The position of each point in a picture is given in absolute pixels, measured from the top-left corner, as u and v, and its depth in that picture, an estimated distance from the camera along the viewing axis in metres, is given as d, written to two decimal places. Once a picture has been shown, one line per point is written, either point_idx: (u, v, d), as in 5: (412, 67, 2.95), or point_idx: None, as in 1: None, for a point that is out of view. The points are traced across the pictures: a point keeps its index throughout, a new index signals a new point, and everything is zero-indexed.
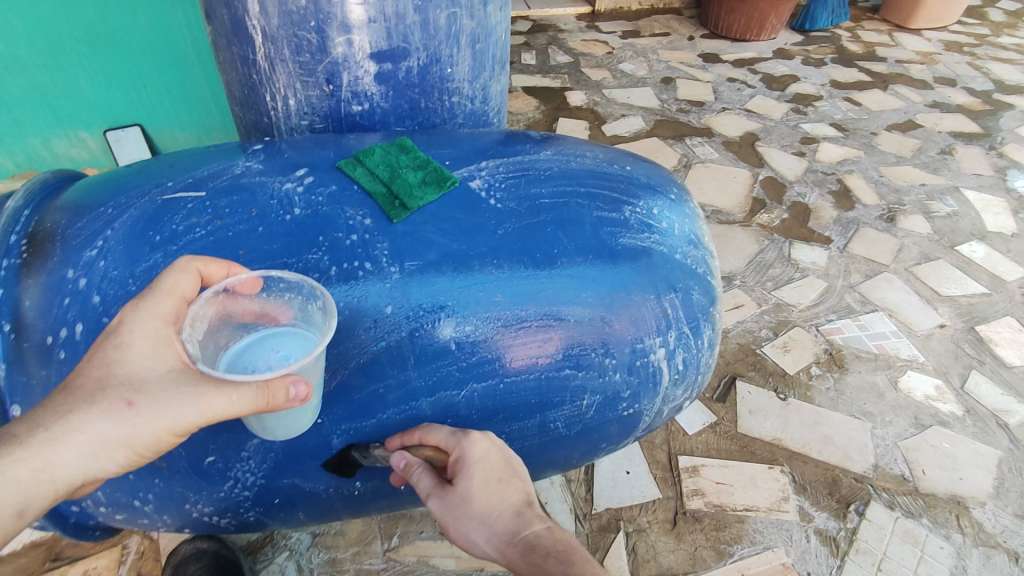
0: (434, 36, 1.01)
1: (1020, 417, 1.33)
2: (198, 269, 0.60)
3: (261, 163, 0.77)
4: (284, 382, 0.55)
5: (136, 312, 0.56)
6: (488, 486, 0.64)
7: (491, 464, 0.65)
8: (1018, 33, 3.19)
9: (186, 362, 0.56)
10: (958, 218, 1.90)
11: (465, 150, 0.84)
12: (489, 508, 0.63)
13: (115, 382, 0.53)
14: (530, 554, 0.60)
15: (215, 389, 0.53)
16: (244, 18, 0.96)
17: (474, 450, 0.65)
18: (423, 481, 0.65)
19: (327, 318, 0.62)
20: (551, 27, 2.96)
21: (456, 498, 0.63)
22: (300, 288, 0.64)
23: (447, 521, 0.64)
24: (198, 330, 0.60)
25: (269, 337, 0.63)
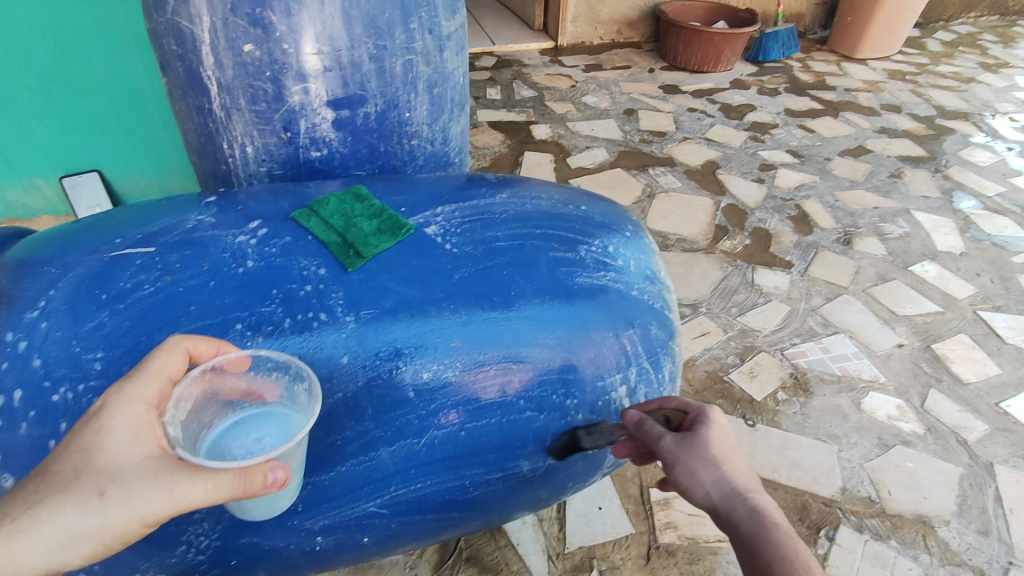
0: (391, 83, 1.03)
1: (978, 433, 1.36)
2: (188, 349, 0.61)
3: (214, 216, 0.76)
4: (262, 468, 0.55)
5: (120, 395, 0.56)
6: (722, 441, 0.69)
7: (724, 432, 0.70)
8: (956, 60, 3.37)
9: (163, 447, 0.56)
10: (910, 239, 1.97)
11: (420, 196, 0.85)
12: (721, 462, 0.67)
13: (91, 469, 0.53)
14: (756, 517, 0.63)
15: (191, 475, 0.54)
16: (199, 69, 0.97)
17: (716, 416, 0.71)
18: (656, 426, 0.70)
19: (312, 402, 0.64)
20: (516, 62, 3.03)
21: (696, 442, 0.68)
22: (287, 368, 0.65)
23: (676, 459, 0.67)
24: (181, 411, 0.61)
25: (253, 421, 0.65)
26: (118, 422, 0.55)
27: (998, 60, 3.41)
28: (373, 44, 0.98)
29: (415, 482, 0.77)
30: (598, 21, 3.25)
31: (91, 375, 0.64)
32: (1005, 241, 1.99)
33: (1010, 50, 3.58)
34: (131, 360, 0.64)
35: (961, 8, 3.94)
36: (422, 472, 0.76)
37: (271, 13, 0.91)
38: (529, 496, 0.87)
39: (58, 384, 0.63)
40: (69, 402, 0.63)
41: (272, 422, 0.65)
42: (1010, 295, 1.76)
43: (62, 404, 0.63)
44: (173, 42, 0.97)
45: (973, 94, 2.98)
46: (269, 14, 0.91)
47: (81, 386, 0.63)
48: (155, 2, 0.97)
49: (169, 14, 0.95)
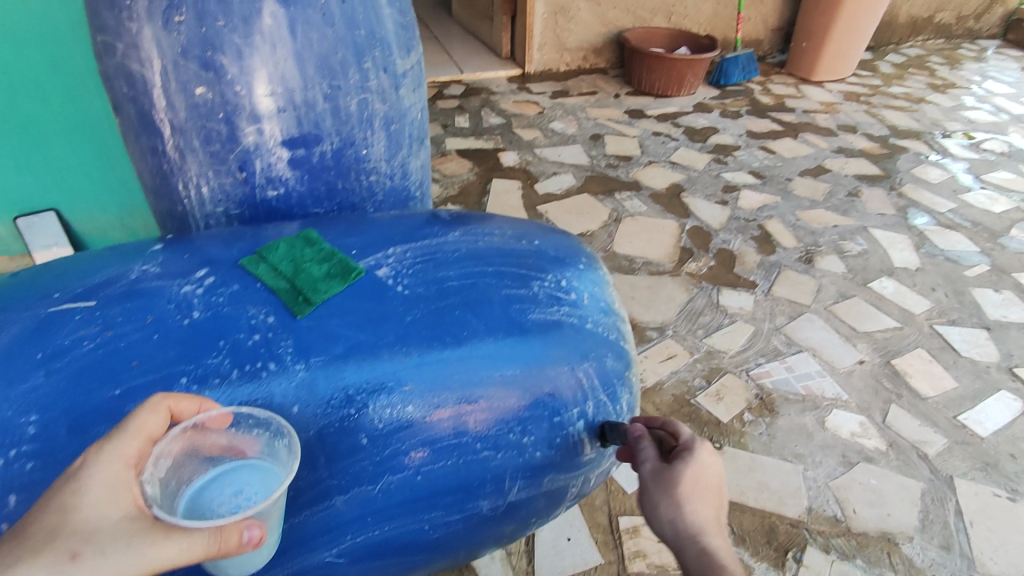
0: (347, 122, 1.04)
1: (938, 447, 1.39)
2: (169, 407, 0.60)
3: (160, 265, 0.77)
4: (238, 526, 0.54)
5: (99, 455, 0.54)
6: (697, 485, 0.70)
7: (707, 474, 0.71)
8: (907, 81, 3.52)
9: (140, 507, 0.54)
10: (868, 256, 2.02)
11: (372, 238, 0.86)
12: (690, 507, 0.69)
13: (66, 531, 0.50)
14: (701, 561, 0.67)
15: (165, 536, 0.52)
16: (151, 112, 0.96)
17: (703, 459, 0.71)
18: (648, 450, 0.74)
19: (291, 458, 0.63)
20: (484, 90, 3.08)
21: (670, 479, 0.70)
22: (268, 425, 0.65)
23: (649, 490, 0.71)
24: (160, 469, 0.60)
25: (235, 476, 0.64)
26: (96, 481, 0.53)
27: (946, 80, 3.57)
28: (327, 85, 0.99)
29: (373, 528, 0.76)
30: (563, 49, 3.32)
31: (25, 438, 0.63)
32: (958, 256, 2.05)
33: (957, 71, 3.74)
34: (68, 420, 0.63)
35: (908, 32, 4.13)
36: (379, 517, 0.75)
37: (222, 56, 0.92)
38: (492, 534, 0.86)
39: None
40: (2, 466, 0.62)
41: (254, 478, 0.64)
42: (965, 308, 1.82)
43: None
44: (125, 85, 0.97)
45: (924, 114, 3.10)
46: (220, 57, 0.92)
47: (14, 451, 0.62)
48: (105, 45, 0.96)
49: (119, 57, 0.95)
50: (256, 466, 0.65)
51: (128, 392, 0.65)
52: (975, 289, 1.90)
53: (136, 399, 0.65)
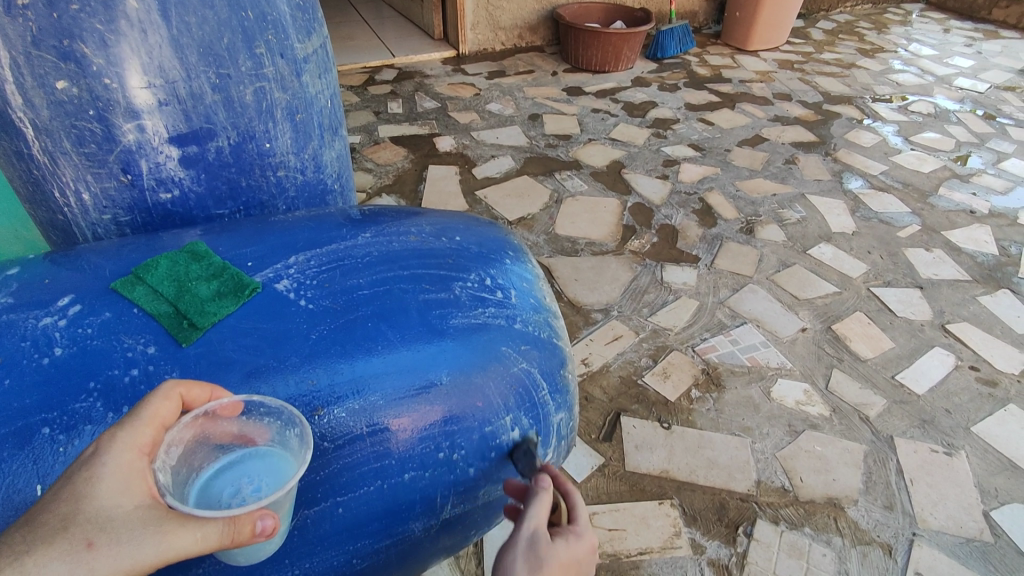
0: (243, 114, 0.95)
1: (878, 408, 1.41)
2: (182, 394, 0.56)
3: (13, 294, 0.67)
4: (250, 517, 0.51)
5: (111, 442, 0.51)
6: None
7: (579, 568, 0.67)
8: (838, 48, 3.57)
9: (154, 496, 0.51)
10: (807, 223, 2.04)
11: (270, 246, 0.78)
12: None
13: (81, 519, 0.47)
14: None
15: (180, 525, 0.49)
16: (8, 111, 0.85)
17: (582, 549, 0.68)
18: (541, 513, 0.66)
19: (305, 446, 0.59)
20: (417, 73, 2.96)
21: (548, 556, 0.64)
22: (280, 414, 0.61)
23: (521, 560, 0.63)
24: (173, 456, 0.56)
25: (244, 468, 0.59)
26: (109, 470, 0.50)
27: (874, 45, 3.64)
28: (214, 73, 0.89)
29: (292, 568, 0.70)
30: (498, 27, 3.23)
31: None
32: (891, 217, 2.10)
33: (884, 35, 3.83)
34: None
35: None
36: (298, 556, 0.69)
37: (82, 45, 0.81)
38: (429, 552, 0.81)
39: None
40: None
41: (266, 469, 0.59)
42: (899, 269, 1.86)
43: None
44: None
45: (853, 79, 3.16)
46: (80, 46, 0.81)
47: None
48: None
49: None
50: (267, 455, 0.60)
51: None
52: (909, 249, 1.95)
53: None
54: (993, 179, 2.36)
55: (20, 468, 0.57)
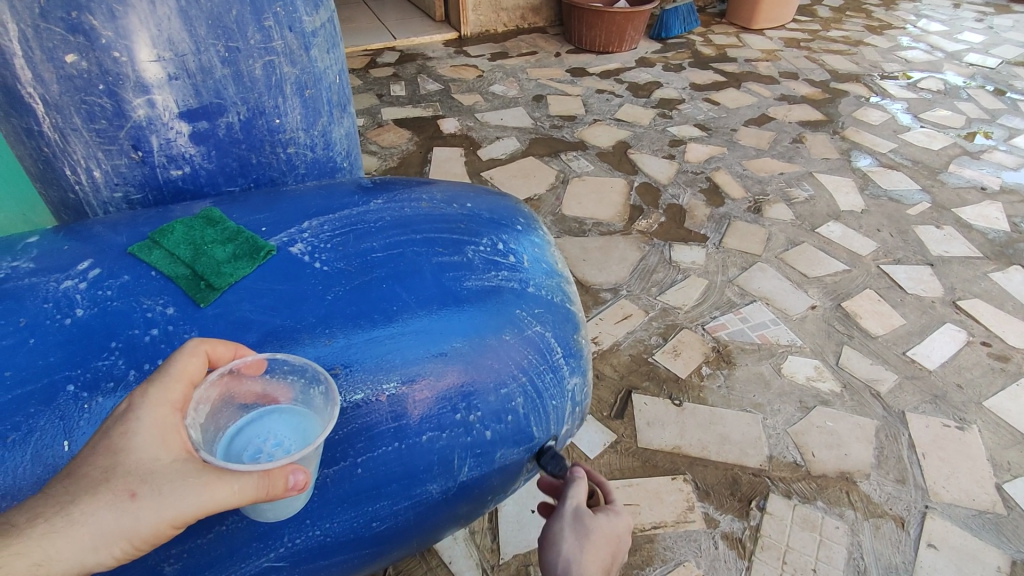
0: (252, 88, 0.94)
1: (889, 384, 1.41)
2: (208, 352, 0.57)
3: (34, 260, 0.67)
4: (284, 471, 0.52)
5: (144, 398, 0.52)
6: (602, 543, 0.74)
7: (614, 540, 0.76)
8: (844, 25, 3.53)
9: (189, 450, 0.52)
10: (815, 201, 2.03)
11: (283, 213, 0.77)
12: (589, 560, 0.73)
13: (121, 471, 0.49)
14: None
15: (219, 477, 0.50)
16: (16, 86, 0.84)
17: (619, 523, 0.77)
18: (578, 492, 0.77)
19: (330, 405, 0.59)
20: (419, 56, 2.93)
21: (584, 525, 0.74)
22: (304, 372, 0.61)
23: (561, 527, 0.75)
24: (200, 414, 0.56)
25: (268, 426, 0.59)
26: (144, 425, 0.51)
27: (881, 22, 3.59)
28: (223, 46, 0.88)
29: (311, 529, 0.69)
30: (500, 9, 3.19)
31: None
32: (901, 195, 2.08)
33: (891, 12, 3.78)
34: None
35: None
36: (318, 517, 0.69)
37: (90, 16, 0.79)
38: (446, 519, 0.80)
39: None
40: None
41: (289, 427, 0.59)
42: (909, 247, 1.85)
43: None
44: None
45: (861, 57, 3.13)
46: (88, 18, 0.79)
47: None
48: None
49: None
50: (289, 413, 0.60)
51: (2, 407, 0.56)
52: (918, 226, 1.93)
53: (16, 415, 0.56)
54: (1003, 155, 2.34)
55: (47, 423, 0.57)
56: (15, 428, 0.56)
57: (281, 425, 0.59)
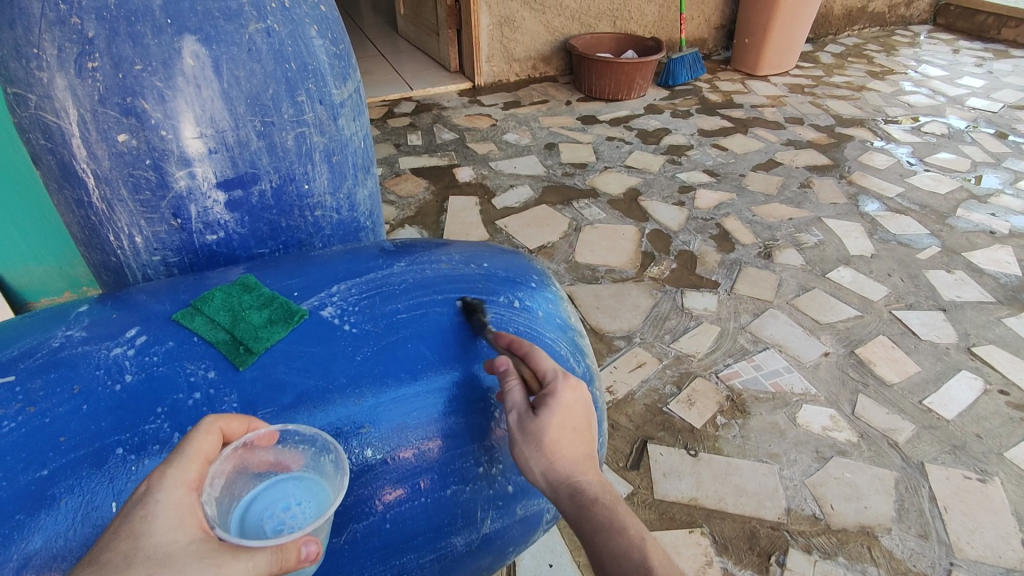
0: (285, 158, 1.00)
1: (907, 433, 1.41)
2: (221, 428, 0.60)
3: (86, 328, 0.71)
4: (296, 543, 0.54)
5: (162, 480, 0.55)
6: (566, 432, 0.68)
7: (573, 414, 0.69)
8: (847, 71, 3.62)
9: (204, 530, 0.54)
10: (825, 246, 2.06)
11: (314, 277, 0.82)
12: (565, 456, 0.68)
13: (141, 556, 0.50)
14: (578, 498, 0.67)
15: (234, 557, 0.51)
16: (72, 162, 0.91)
17: (566, 398, 0.69)
18: (512, 397, 0.70)
19: (340, 474, 0.63)
20: (434, 106, 3.04)
21: (537, 430, 0.67)
22: (315, 441, 0.64)
23: (517, 442, 0.68)
24: (215, 488, 0.59)
25: (282, 491, 0.62)
26: (162, 507, 0.53)
27: (884, 67, 3.68)
28: (259, 122, 0.95)
29: None
30: (512, 60, 3.31)
31: None
32: (910, 240, 2.10)
33: (893, 57, 3.87)
34: None
35: (844, 23, 4.25)
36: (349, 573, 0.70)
37: (143, 101, 0.86)
38: (468, 572, 0.81)
39: None
40: None
41: (305, 489, 0.62)
42: (921, 292, 1.86)
43: None
44: (41, 136, 0.91)
45: (865, 101, 3.20)
46: (141, 102, 0.86)
47: None
48: (16, 97, 0.91)
49: (32, 109, 0.89)
50: (302, 478, 0.63)
51: (58, 471, 0.60)
52: (929, 271, 1.95)
53: (70, 479, 0.60)
54: (1011, 199, 2.36)
55: (98, 483, 0.60)
56: (67, 491, 0.59)
57: (292, 489, 0.62)
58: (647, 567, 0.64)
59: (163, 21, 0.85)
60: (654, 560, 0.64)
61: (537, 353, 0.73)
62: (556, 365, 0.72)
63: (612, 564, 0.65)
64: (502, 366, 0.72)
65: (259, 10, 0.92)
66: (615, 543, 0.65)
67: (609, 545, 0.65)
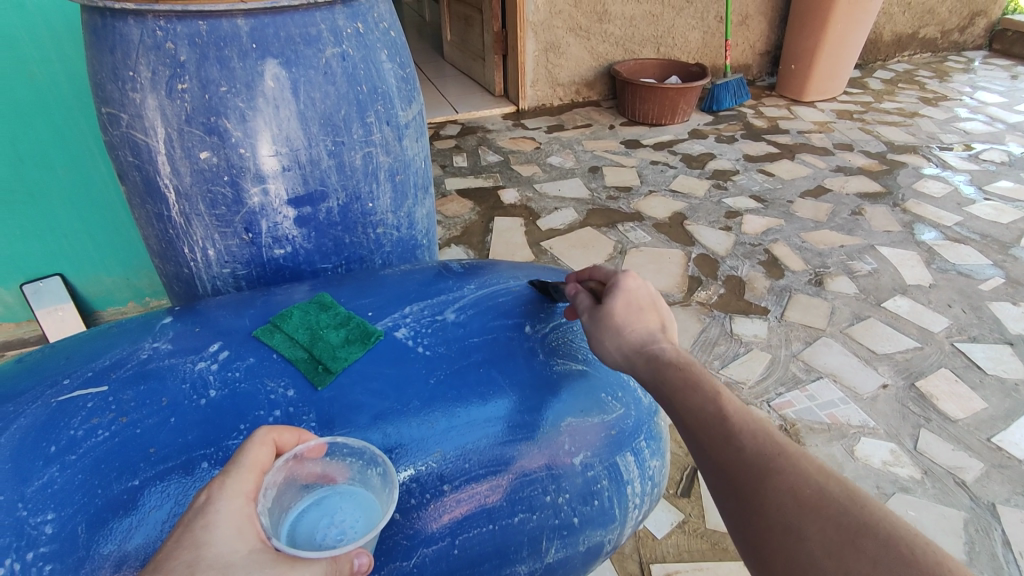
0: (352, 177, 1.03)
1: (975, 472, 1.34)
2: (275, 440, 0.60)
3: (171, 341, 0.75)
4: (349, 554, 0.53)
5: (222, 490, 0.54)
6: (630, 309, 0.71)
7: (639, 295, 0.73)
8: (898, 97, 3.55)
9: (263, 540, 0.53)
10: (880, 275, 2.00)
11: (387, 297, 0.84)
12: (626, 323, 0.70)
13: (203, 565, 0.50)
14: (653, 362, 0.66)
15: (291, 567, 0.50)
16: (157, 179, 0.96)
17: (628, 281, 0.74)
18: (581, 303, 0.76)
19: (388, 486, 0.62)
20: (480, 129, 3.10)
21: (603, 314, 0.72)
22: (362, 454, 0.65)
23: (589, 332, 0.73)
24: (269, 498, 0.58)
25: (331, 501, 0.61)
26: (222, 517, 0.53)
27: (936, 94, 3.60)
28: (331, 141, 0.98)
29: None
30: (556, 84, 3.35)
31: (41, 540, 0.58)
32: (971, 270, 2.03)
33: (946, 83, 3.79)
34: (87, 517, 0.59)
35: (894, 49, 4.19)
36: None
37: (226, 120, 0.91)
38: None
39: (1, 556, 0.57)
40: (15, 572, 0.57)
41: (352, 499, 0.62)
42: (985, 324, 1.79)
43: None
44: (129, 153, 0.97)
45: (917, 128, 3.13)
46: (224, 122, 0.91)
47: (30, 554, 0.57)
48: (109, 117, 0.96)
49: (123, 127, 0.95)
50: (349, 491, 0.63)
51: (147, 481, 0.62)
52: (992, 302, 1.88)
53: (158, 488, 0.62)
54: None
55: (183, 493, 0.62)
56: (156, 502, 0.61)
57: (340, 501, 0.62)
58: (726, 415, 0.58)
59: (249, 45, 0.89)
60: (732, 408, 0.59)
61: (598, 266, 0.81)
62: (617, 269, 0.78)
63: (688, 419, 0.59)
64: (570, 288, 0.80)
65: (336, 35, 0.96)
66: (693, 395, 0.60)
67: (688, 402, 0.60)
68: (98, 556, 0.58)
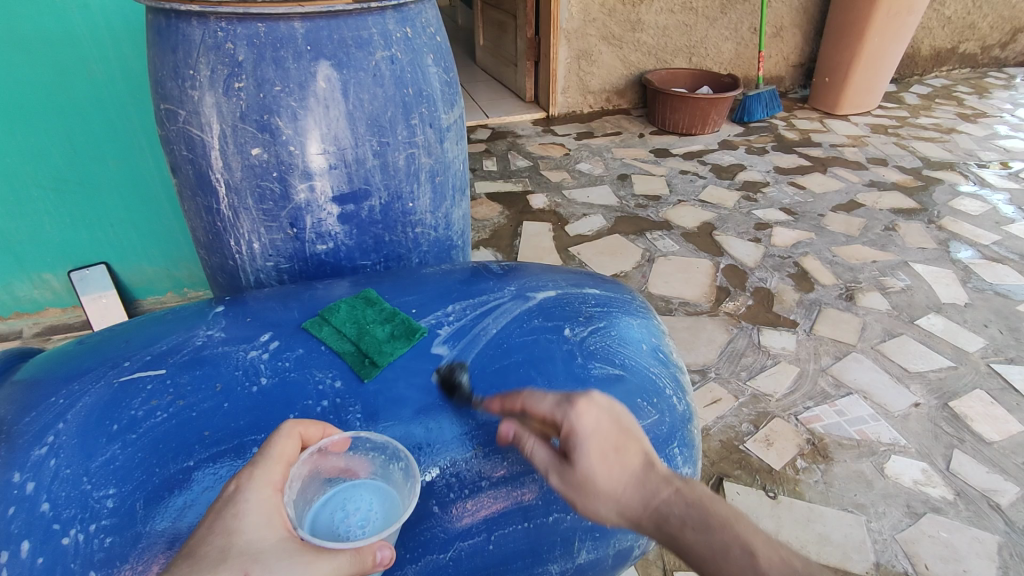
0: (394, 176, 1.05)
1: (1010, 496, 1.32)
2: (300, 433, 0.62)
3: (224, 330, 0.77)
4: (372, 547, 0.54)
5: (250, 480, 0.57)
6: (607, 463, 0.60)
7: (604, 438, 0.61)
8: (935, 113, 3.50)
9: (289, 530, 0.55)
10: (913, 292, 1.97)
11: (429, 295, 0.86)
12: (611, 487, 0.60)
13: (235, 551, 0.52)
14: (664, 526, 0.58)
15: (319, 555, 0.52)
16: (209, 173, 1.00)
17: (584, 423, 0.61)
18: (540, 457, 0.64)
19: (410, 481, 0.63)
20: (510, 134, 3.13)
21: (580, 484, 0.60)
22: (384, 449, 0.66)
23: (569, 499, 0.62)
24: (293, 490, 0.61)
25: (352, 496, 0.63)
26: (251, 506, 0.55)
27: (975, 110, 3.54)
28: (376, 141, 1.01)
29: None
30: (587, 92, 3.37)
31: (103, 513, 0.61)
32: (1008, 290, 1.99)
33: (986, 100, 3.72)
34: (144, 495, 0.62)
35: (932, 64, 4.13)
36: None
37: (278, 118, 0.94)
38: None
39: (67, 525, 0.60)
40: (79, 543, 0.60)
41: (374, 494, 0.64)
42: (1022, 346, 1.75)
43: (71, 546, 0.60)
44: (184, 148, 1.01)
45: (955, 144, 3.07)
46: (277, 120, 0.94)
47: (93, 526, 0.60)
48: (167, 113, 1.01)
49: (180, 123, 0.99)
50: (369, 485, 0.64)
51: (202, 462, 0.65)
52: None
53: (211, 469, 0.64)
54: None
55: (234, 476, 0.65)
56: (209, 483, 0.64)
57: (363, 495, 0.63)
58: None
59: (304, 46, 0.92)
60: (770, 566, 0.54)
61: (532, 395, 0.66)
62: (557, 398, 0.64)
63: None
64: (507, 431, 0.66)
65: (386, 39, 0.98)
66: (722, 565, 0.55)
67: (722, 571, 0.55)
68: (155, 531, 0.61)
